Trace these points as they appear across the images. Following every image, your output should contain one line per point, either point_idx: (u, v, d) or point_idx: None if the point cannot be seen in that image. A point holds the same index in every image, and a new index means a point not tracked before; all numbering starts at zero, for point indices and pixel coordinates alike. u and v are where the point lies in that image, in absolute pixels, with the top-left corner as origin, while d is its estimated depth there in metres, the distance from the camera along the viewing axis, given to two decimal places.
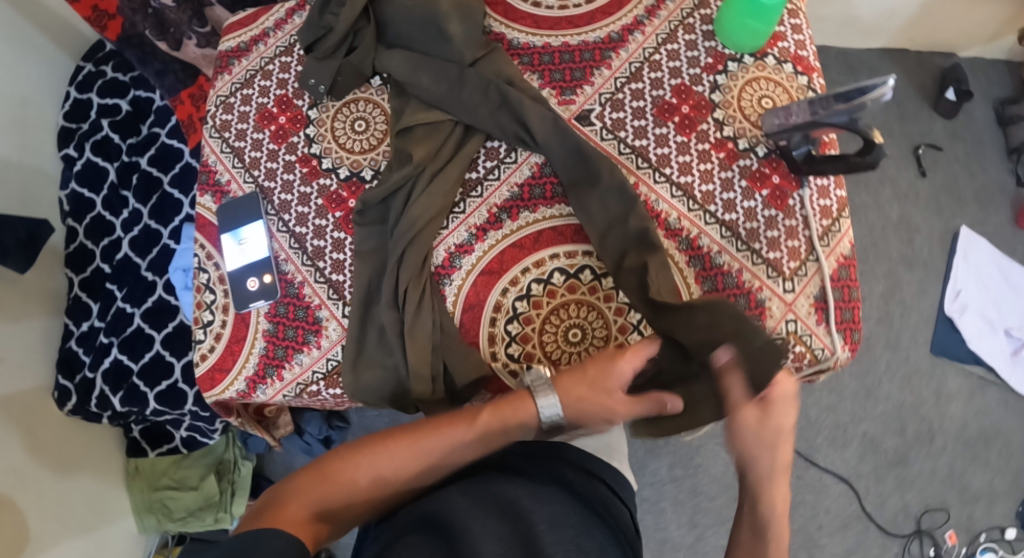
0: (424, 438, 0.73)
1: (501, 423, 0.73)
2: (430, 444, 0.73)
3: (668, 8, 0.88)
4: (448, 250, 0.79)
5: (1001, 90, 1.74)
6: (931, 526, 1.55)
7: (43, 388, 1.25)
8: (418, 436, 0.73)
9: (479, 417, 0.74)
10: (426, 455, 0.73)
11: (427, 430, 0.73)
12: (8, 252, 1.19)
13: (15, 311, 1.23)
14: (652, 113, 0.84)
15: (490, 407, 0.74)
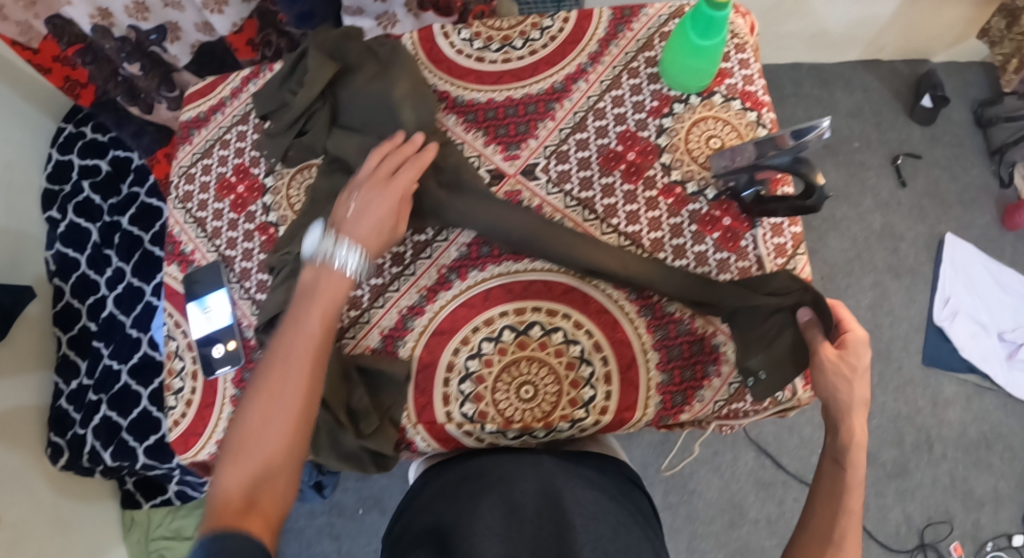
0: (287, 359, 0.70)
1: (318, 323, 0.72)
2: (291, 359, 0.70)
3: (612, 53, 0.88)
4: (401, 312, 0.79)
5: (978, 91, 1.72)
6: (935, 539, 1.50)
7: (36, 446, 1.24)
8: (281, 365, 0.70)
9: (309, 313, 0.72)
10: (301, 373, 0.70)
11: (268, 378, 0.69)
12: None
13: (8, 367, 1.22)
14: (597, 162, 0.85)
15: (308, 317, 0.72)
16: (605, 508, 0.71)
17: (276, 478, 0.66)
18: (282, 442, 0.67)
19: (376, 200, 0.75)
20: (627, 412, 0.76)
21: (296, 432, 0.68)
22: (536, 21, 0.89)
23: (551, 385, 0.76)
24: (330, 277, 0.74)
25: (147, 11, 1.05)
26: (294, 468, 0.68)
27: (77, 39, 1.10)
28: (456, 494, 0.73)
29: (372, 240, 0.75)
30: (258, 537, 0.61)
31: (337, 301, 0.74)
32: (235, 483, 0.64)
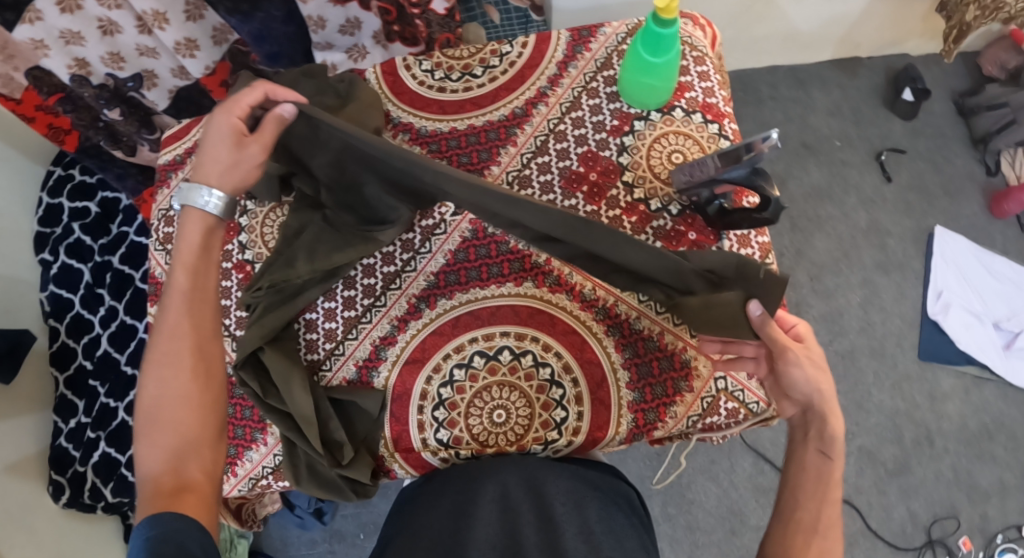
0: (169, 329, 0.75)
1: (196, 291, 0.77)
2: (173, 327, 0.75)
3: (571, 75, 0.90)
4: (374, 343, 0.82)
5: (958, 81, 1.72)
6: (942, 534, 1.49)
7: (37, 488, 1.23)
8: (171, 331, 0.75)
9: (177, 276, 0.77)
10: (187, 338, 0.75)
11: (168, 349, 0.74)
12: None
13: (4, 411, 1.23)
14: (560, 185, 0.87)
15: (188, 283, 0.77)
16: (586, 496, 0.74)
17: (195, 449, 0.72)
18: (196, 407, 0.74)
19: (218, 131, 0.77)
20: (597, 431, 0.78)
21: (200, 395, 0.74)
22: (494, 47, 0.91)
23: (522, 408, 0.79)
24: (190, 228, 0.78)
25: (123, 61, 1.07)
26: (213, 432, 0.74)
27: (57, 89, 1.10)
28: (439, 497, 0.75)
29: (224, 179, 0.78)
30: (192, 507, 0.69)
31: (200, 254, 0.78)
32: (156, 464, 0.70)
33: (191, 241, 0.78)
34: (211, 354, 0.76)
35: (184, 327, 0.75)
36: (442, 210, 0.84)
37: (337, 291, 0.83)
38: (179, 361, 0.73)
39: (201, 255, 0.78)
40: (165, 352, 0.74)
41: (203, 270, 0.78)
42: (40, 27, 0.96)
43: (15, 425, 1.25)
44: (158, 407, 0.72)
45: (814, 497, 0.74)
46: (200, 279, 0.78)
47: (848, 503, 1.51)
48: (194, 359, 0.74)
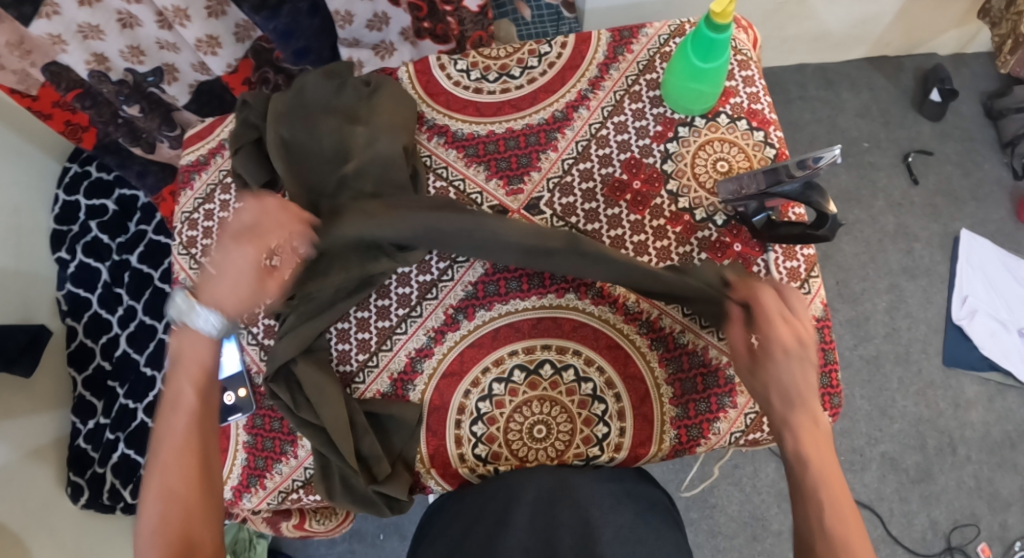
0: (176, 438, 0.74)
1: (201, 401, 0.76)
2: (179, 437, 0.74)
3: (612, 77, 0.87)
4: (409, 354, 0.79)
5: (986, 83, 1.69)
6: (962, 542, 1.48)
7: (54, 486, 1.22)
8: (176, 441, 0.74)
9: (182, 383, 0.76)
10: (192, 446, 0.74)
11: (174, 460, 0.73)
12: (12, 360, 1.17)
13: (18, 408, 1.20)
14: (602, 193, 0.83)
15: (193, 389, 0.76)
16: (623, 499, 0.72)
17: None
18: (199, 519, 0.72)
19: (238, 261, 0.72)
20: (640, 448, 0.77)
21: (202, 505, 0.73)
22: (533, 47, 0.88)
23: (564, 424, 0.76)
24: (192, 342, 0.75)
25: (143, 55, 1.05)
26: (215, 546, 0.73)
27: (75, 85, 1.08)
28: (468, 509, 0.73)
29: (234, 304, 0.74)
30: None
31: (207, 363, 0.77)
32: None
33: (198, 351, 0.76)
34: (213, 463, 0.76)
35: (189, 436, 0.74)
36: None
37: (371, 301, 0.81)
38: (186, 473, 0.73)
39: (207, 367, 0.77)
40: (170, 462, 0.73)
41: (209, 378, 0.77)
42: (58, 22, 0.94)
43: (30, 421, 1.22)
44: (162, 517, 0.71)
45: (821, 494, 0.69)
46: (206, 386, 0.76)
47: (869, 509, 1.49)
48: (199, 469, 0.74)
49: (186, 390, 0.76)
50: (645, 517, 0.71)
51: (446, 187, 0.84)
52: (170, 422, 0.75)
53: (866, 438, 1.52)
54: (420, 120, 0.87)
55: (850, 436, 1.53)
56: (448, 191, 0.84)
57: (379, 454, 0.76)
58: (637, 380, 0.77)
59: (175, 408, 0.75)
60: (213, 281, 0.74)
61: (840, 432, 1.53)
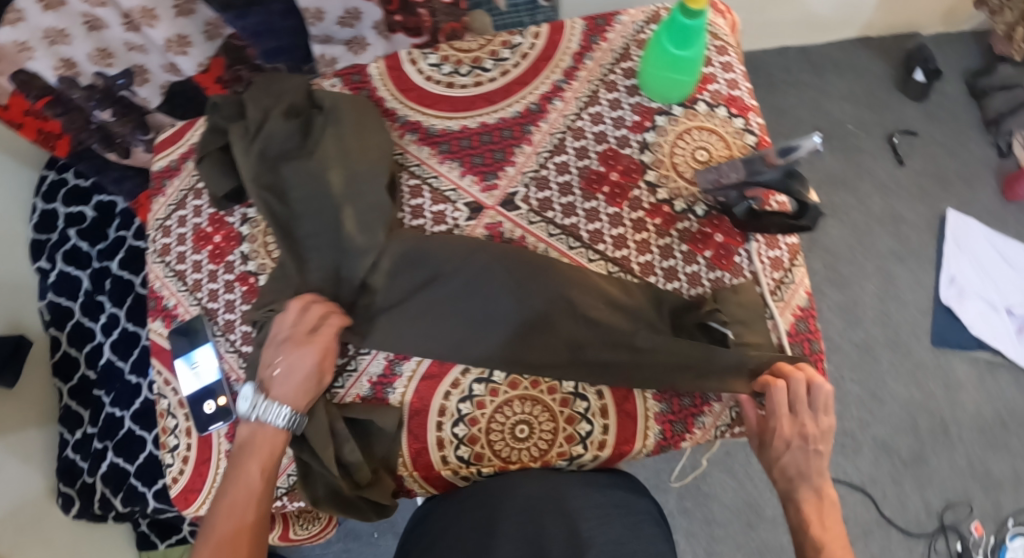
0: (226, 517, 0.70)
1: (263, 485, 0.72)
2: (227, 515, 0.70)
3: (587, 67, 0.86)
4: (387, 357, 0.78)
5: (970, 62, 1.68)
6: (955, 521, 1.48)
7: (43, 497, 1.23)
8: (226, 518, 0.70)
9: (250, 463, 0.73)
10: (240, 530, 0.70)
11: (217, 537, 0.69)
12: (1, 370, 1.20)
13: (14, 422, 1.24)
14: (579, 186, 0.82)
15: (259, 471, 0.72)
16: (612, 509, 0.71)
17: None
18: None
19: (301, 359, 0.73)
20: (624, 445, 0.76)
21: None
22: (506, 38, 0.86)
23: (546, 423, 0.75)
24: (265, 434, 0.73)
25: (112, 57, 1.03)
26: None
27: (45, 92, 1.04)
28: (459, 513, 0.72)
29: (298, 396, 0.73)
30: None
31: (277, 450, 0.73)
32: None
33: (270, 438, 0.73)
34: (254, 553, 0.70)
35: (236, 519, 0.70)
36: (454, 214, 0.81)
37: None
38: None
39: (277, 454, 0.73)
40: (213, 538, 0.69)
41: (277, 465, 0.74)
42: (23, 28, 0.95)
43: (25, 436, 1.25)
44: None
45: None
46: (273, 474, 0.73)
47: (862, 492, 1.49)
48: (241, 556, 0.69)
49: (252, 475, 0.72)
50: (634, 522, 0.70)
51: (420, 185, 0.83)
52: (223, 497, 0.71)
53: (858, 422, 1.52)
54: (391, 117, 0.85)
55: (842, 420, 1.53)
56: (422, 189, 0.82)
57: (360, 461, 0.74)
58: None
59: (238, 486, 0.72)
60: (280, 380, 0.73)
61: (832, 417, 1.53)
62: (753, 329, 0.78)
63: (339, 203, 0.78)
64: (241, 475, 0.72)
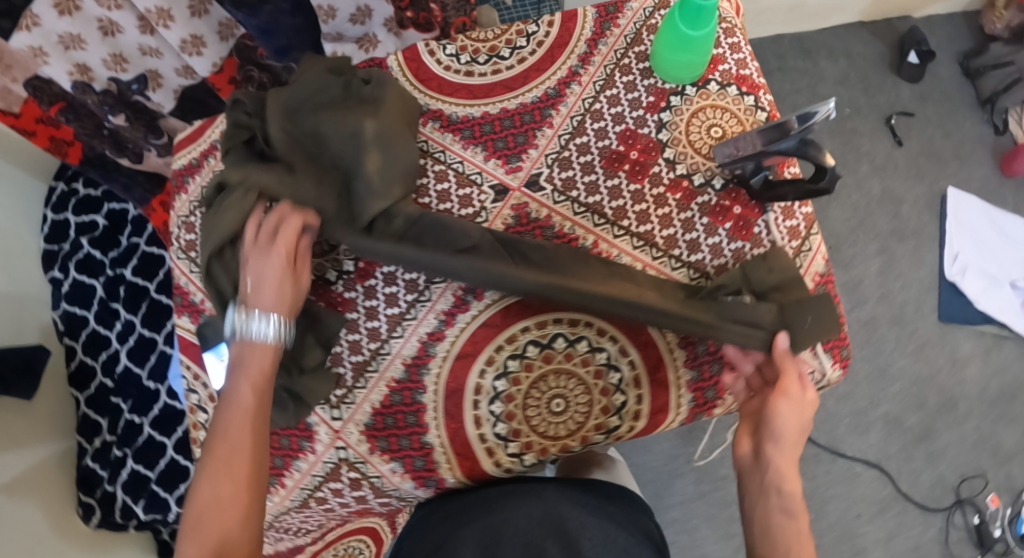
0: (221, 435, 0.67)
1: (259, 399, 0.70)
2: (232, 439, 0.67)
3: (601, 52, 0.87)
4: (421, 339, 0.78)
5: (961, 43, 1.72)
6: (971, 494, 1.50)
7: (65, 509, 1.21)
8: (221, 437, 0.67)
9: (241, 382, 0.70)
10: (242, 444, 0.67)
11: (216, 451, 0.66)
12: (10, 384, 1.22)
13: (24, 438, 1.22)
14: (601, 166, 0.84)
15: (250, 386, 0.70)
16: (612, 532, 0.72)
17: None
18: (240, 515, 0.65)
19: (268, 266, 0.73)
20: (659, 413, 0.77)
21: (246, 502, 0.65)
22: (520, 27, 0.87)
23: (581, 396, 0.76)
24: (256, 353, 0.72)
25: (126, 62, 1.03)
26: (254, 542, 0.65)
27: (58, 99, 1.04)
28: (465, 523, 0.75)
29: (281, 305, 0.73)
30: None
31: (269, 369, 0.72)
32: None
33: (261, 360, 0.72)
34: (262, 464, 0.68)
35: (230, 430, 0.67)
36: (480, 197, 0.82)
37: (377, 289, 0.80)
38: (234, 475, 0.65)
39: (270, 371, 0.71)
40: (213, 452, 0.66)
41: (270, 389, 0.72)
42: (38, 33, 0.91)
43: (37, 453, 1.23)
44: (200, 518, 0.63)
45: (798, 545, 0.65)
46: (266, 394, 0.71)
47: (878, 468, 1.50)
48: (248, 472, 0.66)
49: (245, 397, 0.69)
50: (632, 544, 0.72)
51: (445, 170, 0.84)
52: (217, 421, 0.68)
53: (869, 401, 1.53)
54: None
55: (852, 400, 1.54)
56: (447, 174, 0.83)
57: (308, 346, 0.77)
58: (653, 344, 0.77)
59: (230, 401, 0.69)
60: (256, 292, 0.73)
61: (842, 397, 1.53)
62: (789, 292, 0.77)
63: (365, 147, 0.78)
64: (232, 394, 0.70)
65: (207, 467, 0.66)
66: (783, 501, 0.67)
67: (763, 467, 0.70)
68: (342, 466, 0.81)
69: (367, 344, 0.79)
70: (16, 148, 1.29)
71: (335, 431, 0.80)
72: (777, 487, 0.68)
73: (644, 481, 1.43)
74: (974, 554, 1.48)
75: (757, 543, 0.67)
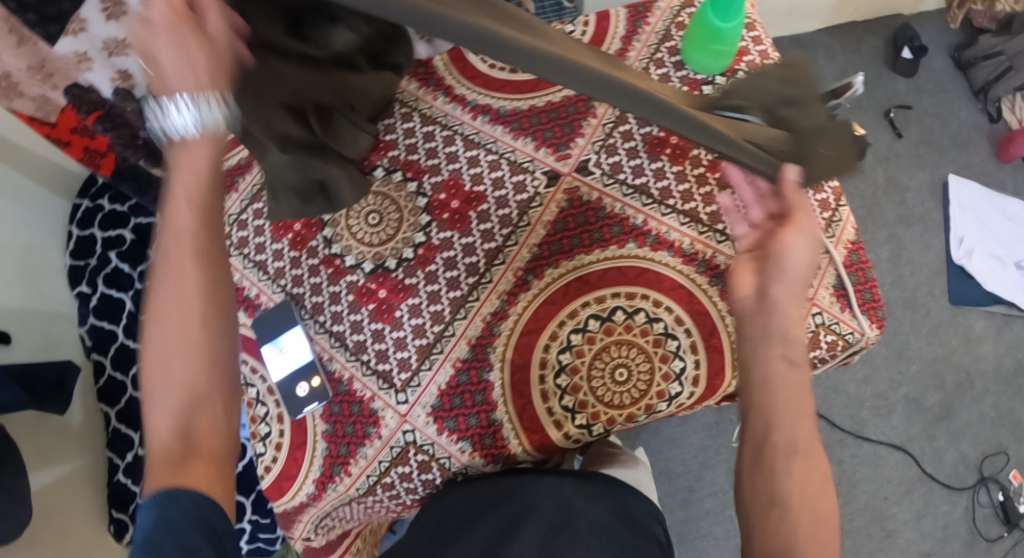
0: (170, 281, 0.61)
1: (207, 230, 0.62)
2: (173, 278, 0.61)
3: (636, 48, 0.93)
4: (485, 319, 0.84)
5: (951, 37, 1.80)
6: (993, 471, 1.53)
7: (98, 527, 1.22)
8: (166, 282, 0.62)
9: (176, 202, 0.61)
10: (190, 287, 0.61)
11: (167, 299, 0.61)
12: (44, 399, 1.18)
13: (55, 453, 1.20)
14: (644, 150, 0.88)
15: (189, 211, 0.61)
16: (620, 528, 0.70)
17: (205, 412, 0.63)
18: (203, 365, 0.63)
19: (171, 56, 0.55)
20: (717, 377, 0.80)
21: (208, 351, 0.63)
22: (558, 27, 0.93)
23: (643, 365, 0.81)
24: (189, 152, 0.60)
25: None
26: (224, 391, 0.64)
27: (96, 107, 1.06)
28: (467, 519, 0.76)
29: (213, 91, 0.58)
30: (207, 490, 0.60)
31: (206, 182, 0.61)
32: (162, 432, 0.62)
33: (191, 159, 0.60)
34: (222, 305, 0.64)
35: (178, 272, 0.61)
36: (534, 183, 0.88)
37: (440, 275, 0.86)
38: (185, 320, 0.61)
39: (207, 185, 0.61)
40: (162, 296, 0.61)
41: (211, 198, 0.62)
42: (84, 38, 0.96)
43: (68, 470, 1.21)
44: (161, 368, 0.62)
45: (797, 420, 0.69)
46: (206, 207, 0.62)
47: (902, 450, 1.52)
48: (201, 317, 0.62)
49: (183, 215, 0.61)
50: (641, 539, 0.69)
51: (498, 160, 0.89)
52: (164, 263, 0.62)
53: (889, 383, 1.56)
54: (462, 102, 0.92)
55: (873, 383, 1.56)
56: (501, 163, 0.89)
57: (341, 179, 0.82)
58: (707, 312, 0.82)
59: (171, 226, 0.61)
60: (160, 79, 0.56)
61: (862, 380, 1.56)
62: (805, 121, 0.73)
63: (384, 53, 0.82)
64: (171, 215, 0.62)
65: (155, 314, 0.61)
66: (786, 349, 0.70)
67: (767, 306, 0.71)
68: (410, 450, 0.84)
69: (433, 327, 0.85)
70: (41, 164, 1.30)
71: (402, 415, 0.84)
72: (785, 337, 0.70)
73: (674, 474, 1.37)
74: (1001, 532, 1.49)
75: (756, 390, 0.70)
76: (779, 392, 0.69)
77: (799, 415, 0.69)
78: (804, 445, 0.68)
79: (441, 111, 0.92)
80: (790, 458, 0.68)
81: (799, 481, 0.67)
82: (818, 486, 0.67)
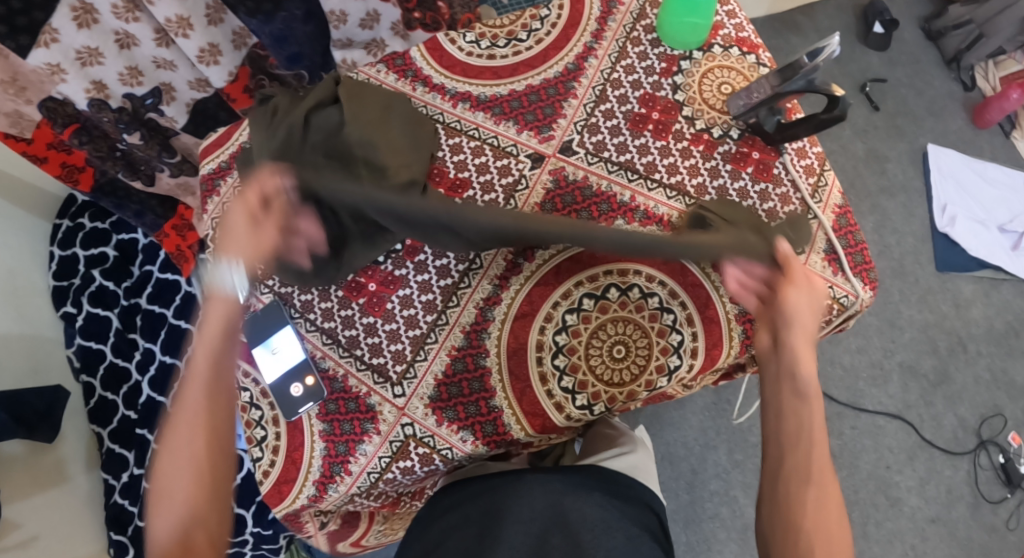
0: (186, 398, 0.74)
1: (211, 349, 0.75)
2: (188, 394, 0.74)
3: (611, 28, 0.92)
4: (478, 305, 0.85)
5: (920, 9, 1.82)
6: (992, 434, 1.54)
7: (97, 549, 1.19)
8: (182, 400, 0.74)
9: (196, 340, 0.74)
10: (200, 405, 0.74)
11: (181, 415, 0.74)
12: (34, 426, 1.15)
13: (43, 477, 1.16)
14: (627, 128, 0.89)
15: (203, 340, 0.74)
16: (614, 525, 0.74)
17: (205, 509, 0.72)
18: (205, 466, 0.73)
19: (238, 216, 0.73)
20: (713, 349, 0.82)
21: (210, 457, 0.74)
22: (533, 12, 0.92)
23: (640, 340, 0.82)
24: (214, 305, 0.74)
25: (142, 76, 1.03)
26: (221, 490, 0.74)
27: (72, 120, 1.04)
28: (463, 514, 0.78)
29: (244, 250, 0.73)
30: None
31: (223, 330, 0.75)
32: (166, 526, 0.71)
33: (213, 312, 0.75)
34: (222, 414, 0.75)
35: (194, 392, 0.74)
36: (519, 166, 0.88)
37: (429, 263, 0.86)
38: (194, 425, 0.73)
39: (224, 331, 0.75)
40: (178, 415, 0.74)
41: (225, 336, 0.75)
42: (56, 50, 0.92)
43: (62, 493, 1.18)
44: (171, 465, 0.73)
45: (807, 442, 0.74)
46: (224, 344, 0.75)
47: (901, 419, 1.52)
48: (207, 423, 0.74)
49: (202, 351, 0.74)
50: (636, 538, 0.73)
51: (481, 146, 0.89)
52: (182, 387, 0.75)
53: (883, 351, 1.56)
54: (441, 90, 0.91)
55: (868, 352, 1.56)
56: (484, 149, 0.89)
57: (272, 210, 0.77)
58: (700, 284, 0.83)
59: (189, 359, 0.75)
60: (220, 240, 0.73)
61: (856, 351, 1.55)
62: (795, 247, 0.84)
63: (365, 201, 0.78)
64: (193, 352, 0.75)
65: (168, 428, 0.74)
66: (797, 385, 0.75)
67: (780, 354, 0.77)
68: (410, 443, 0.84)
69: (425, 317, 0.85)
70: (19, 186, 1.25)
71: (399, 408, 0.84)
72: (793, 373, 0.75)
73: (677, 458, 1.36)
74: (1004, 493, 1.50)
75: (773, 419, 0.77)
76: (792, 427, 0.75)
77: (809, 442, 0.74)
78: (812, 472, 0.74)
79: (421, 100, 0.91)
80: (803, 491, 0.73)
81: (804, 500, 0.73)
82: (828, 513, 0.72)
